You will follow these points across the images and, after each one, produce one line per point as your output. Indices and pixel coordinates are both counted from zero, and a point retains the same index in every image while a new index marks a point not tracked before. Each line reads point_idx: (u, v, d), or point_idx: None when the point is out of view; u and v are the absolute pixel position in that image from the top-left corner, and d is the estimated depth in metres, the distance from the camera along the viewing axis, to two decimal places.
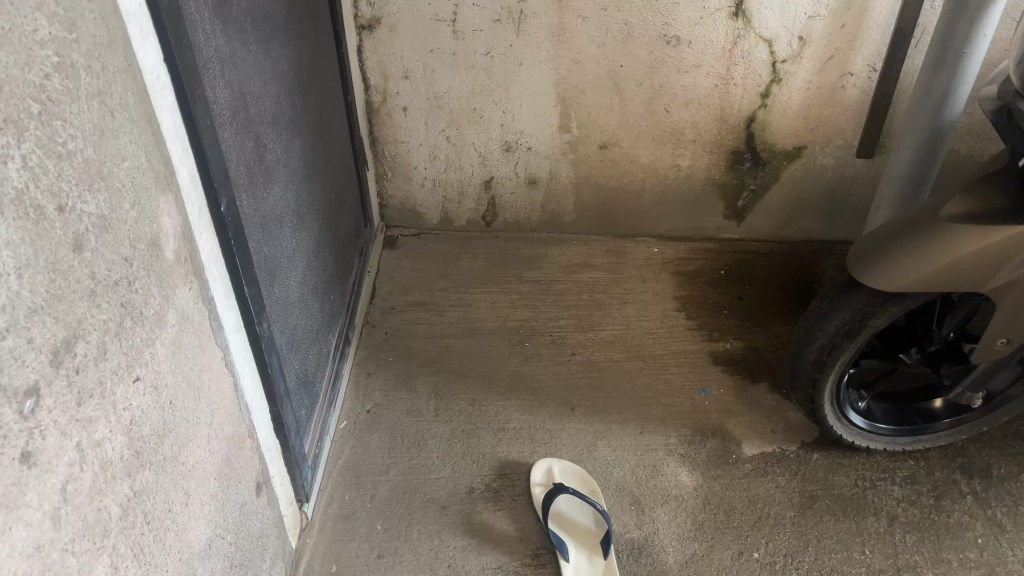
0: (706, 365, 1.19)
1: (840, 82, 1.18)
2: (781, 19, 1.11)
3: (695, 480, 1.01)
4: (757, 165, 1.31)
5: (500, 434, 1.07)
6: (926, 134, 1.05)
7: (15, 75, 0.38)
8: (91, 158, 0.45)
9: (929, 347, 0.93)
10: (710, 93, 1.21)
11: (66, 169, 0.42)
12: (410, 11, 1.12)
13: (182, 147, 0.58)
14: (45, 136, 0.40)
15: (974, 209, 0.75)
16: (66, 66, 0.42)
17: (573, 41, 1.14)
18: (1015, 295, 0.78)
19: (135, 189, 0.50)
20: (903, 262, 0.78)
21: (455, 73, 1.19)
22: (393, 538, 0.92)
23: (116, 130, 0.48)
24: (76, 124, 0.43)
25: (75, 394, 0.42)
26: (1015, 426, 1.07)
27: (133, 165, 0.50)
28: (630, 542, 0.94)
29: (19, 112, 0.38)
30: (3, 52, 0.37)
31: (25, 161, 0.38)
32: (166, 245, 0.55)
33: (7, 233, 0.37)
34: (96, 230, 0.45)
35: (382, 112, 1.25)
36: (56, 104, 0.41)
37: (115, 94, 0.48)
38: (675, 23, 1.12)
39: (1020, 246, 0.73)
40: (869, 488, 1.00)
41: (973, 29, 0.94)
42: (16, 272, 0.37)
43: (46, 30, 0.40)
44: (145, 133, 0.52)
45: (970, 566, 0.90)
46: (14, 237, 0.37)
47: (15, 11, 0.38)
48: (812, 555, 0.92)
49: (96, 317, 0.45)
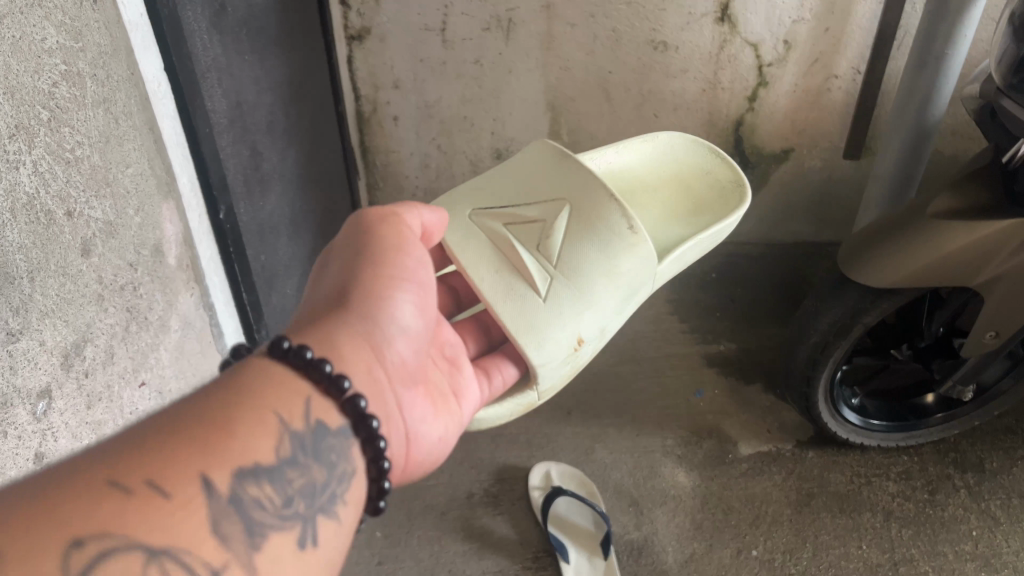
0: (700, 367, 1.20)
1: (826, 85, 1.21)
2: (766, 24, 1.13)
3: (692, 480, 1.02)
4: (746, 168, 1.33)
5: (497, 440, 1.08)
6: (909, 136, 1.07)
7: (25, 82, 0.44)
8: (97, 164, 0.52)
9: (920, 342, 0.94)
10: (698, 97, 1.23)
11: (73, 175, 0.49)
12: (401, 21, 1.12)
13: (183, 153, 0.64)
14: (54, 143, 0.47)
15: (962, 205, 0.78)
16: (72, 74, 0.49)
17: (562, 49, 1.16)
18: (1000, 291, 0.80)
19: (139, 195, 0.58)
20: (894, 258, 0.80)
21: (446, 82, 1.20)
22: (393, 545, 0.95)
23: (121, 138, 0.55)
24: (83, 132, 0.50)
25: (84, 397, 0.51)
26: (1006, 420, 1.09)
27: (137, 171, 0.57)
28: (629, 543, 0.95)
29: (30, 119, 0.45)
30: (16, 61, 0.43)
31: (36, 166, 0.45)
32: (168, 251, 0.63)
33: (21, 239, 0.44)
34: (102, 235, 0.53)
35: (373, 121, 1.26)
36: (65, 111, 0.48)
37: (119, 102, 0.55)
38: (662, 29, 1.13)
39: (1003, 242, 0.76)
40: (864, 484, 1.01)
41: (952, 31, 0.96)
42: (29, 276, 0.44)
43: (53, 38, 0.47)
44: (148, 140, 0.59)
45: (965, 558, 0.92)
46: (27, 242, 0.44)
47: (25, 20, 0.44)
48: (810, 552, 0.93)
49: (103, 320, 0.53)
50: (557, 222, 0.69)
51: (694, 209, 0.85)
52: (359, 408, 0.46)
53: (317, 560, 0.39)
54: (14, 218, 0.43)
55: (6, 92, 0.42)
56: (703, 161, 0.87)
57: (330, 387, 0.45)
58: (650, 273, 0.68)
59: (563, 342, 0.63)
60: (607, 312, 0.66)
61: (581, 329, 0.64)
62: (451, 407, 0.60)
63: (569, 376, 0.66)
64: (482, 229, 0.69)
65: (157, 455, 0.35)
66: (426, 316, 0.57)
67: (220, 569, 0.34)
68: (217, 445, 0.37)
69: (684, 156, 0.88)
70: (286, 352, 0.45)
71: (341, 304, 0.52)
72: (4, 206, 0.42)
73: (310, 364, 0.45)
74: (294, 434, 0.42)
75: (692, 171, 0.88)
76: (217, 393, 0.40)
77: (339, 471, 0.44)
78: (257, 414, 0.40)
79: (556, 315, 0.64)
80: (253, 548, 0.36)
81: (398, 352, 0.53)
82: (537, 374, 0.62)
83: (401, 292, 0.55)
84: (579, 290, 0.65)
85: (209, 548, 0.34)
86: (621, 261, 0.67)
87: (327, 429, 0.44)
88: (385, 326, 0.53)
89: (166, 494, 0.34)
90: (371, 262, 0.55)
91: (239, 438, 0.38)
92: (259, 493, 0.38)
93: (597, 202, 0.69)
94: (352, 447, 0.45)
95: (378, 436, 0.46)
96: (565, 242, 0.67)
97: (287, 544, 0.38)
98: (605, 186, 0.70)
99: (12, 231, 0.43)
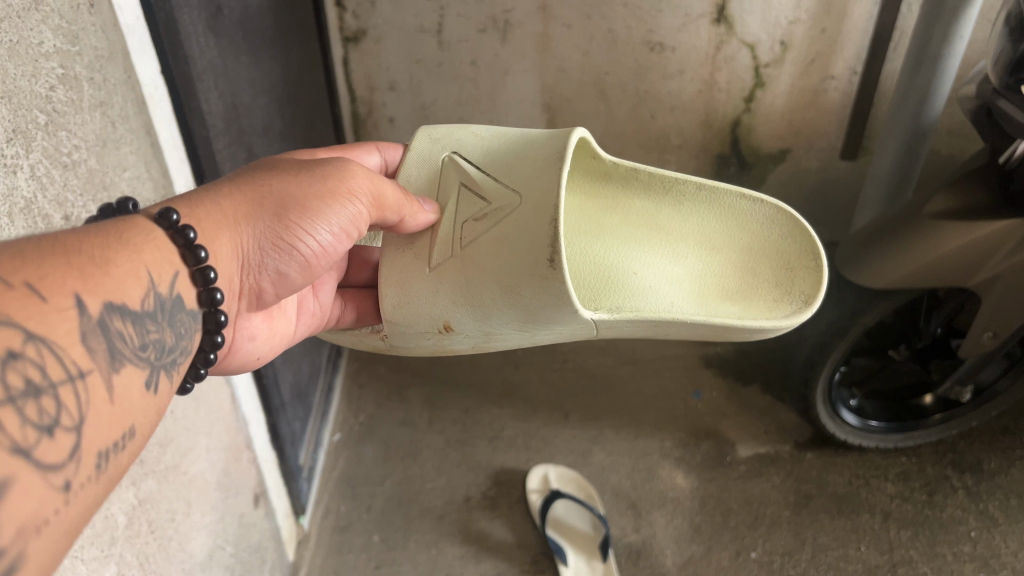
0: (697, 368, 1.19)
1: (822, 86, 1.21)
2: (763, 25, 1.13)
3: (691, 483, 1.02)
4: (743, 168, 1.32)
5: (494, 443, 1.07)
6: (905, 137, 1.08)
7: (22, 86, 0.44)
8: (94, 168, 0.51)
9: (918, 343, 0.93)
10: (694, 99, 1.23)
11: (70, 179, 0.48)
12: (396, 22, 1.12)
13: (179, 157, 0.63)
14: (51, 147, 0.46)
15: (960, 205, 0.78)
16: (69, 78, 0.48)
17: (558, 49, 1.15)
18: (998, 291, 0.80)
19: (137, 199, 0.57)
20: (893, 260, 0.80)
21: (442, 83, 1.19)
22: (390, 549, 0.95)
23: (117, 141, 0.54)
24: (79, 135, 0.50)
25: None
26: (1006, 420, 1.08)
27: (134, 175, 0.57)
28: (628, 546, 0.95)
29: (27, 123, 0.44)
30: (13, 65, 0.43)
31: (33, 170, 0.44)
32: None
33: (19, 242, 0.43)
34: None
35: (369, 123, 1.25)
36: (61, 115, 0.48)
37: (116, 105, 0.54)
38: (658, 30, 1.13)
39: (1001, 240, 0.76)
40: (862, 485, 1.01)
41: (948, 32, 0.96)
42: None
43: (50, 42, 0.47)
44: (145, 144, 0.58)
45: (964, 560, 0.92)
46: None
47: (22, 25, 0.44)
48: (809, 554, 0.93)
49: None
50: (495, 211, 0.62)
51: (746, 293, 0.72)
52: (213, 302, 0.47)
53: (156, 403, 0.40)
54: (12, 222, 0.43)
55: (3, 97, 0.42)
56: (791, 251, 0.73)
57: (197, 274, 0.46)
58: (561, 312, 0.59)
59: (427, 320, 0.62)
60: (487, 321, 0.61)
61: (450, 317, 0.62)
62: (290, 326, 0.63)
63: (433, 349, 0.66)
64: (436, 180, 0.66)
65: (45, 263, 0.35)
66: (332, 254, 0.56)
67: (85, 373, 0.35)
68: (92, 275, 0.38)
69: (779, 242, 0.74)
70: (172, 227, 0.45)
71: (239, 188, 0.51)
72: (2, 211, 0.42)
73: (184, 244, 0.45)
74: (159, 296, 0.43)
75: (773, 255, 0.74)
76: (93, 235, 0.40)
77: (182, 345, 0.45)
78: (129, 265, 0.41)
79: (429, 293, 0.61)
80: (113, 366, 0.37)
81: (274, 265, 0.53)
82: (389, 329, 0.63)
83: (317, 224, 0.53)
84: (466, 285, 0.61)
85: (78, 351, 0.34)
86: (522, 285, 0.58)
87: (183, 306, 0.45)
88: (277, 248, 0.52)
89: (44, 298, 0.34)
90: (306, 181, 0.53)
91: (114, 279, 0.39)
92: (123, 328, 0.38)
93: (537, 225, 0.58)
94: (196, 329, 0.47)
95: (219, 332, 0.48)
96: (486, 236, 0.61)
97: (138, 379, 0.39)
98: (558, 209, 0.57)
99: (10, 234, 0.42)
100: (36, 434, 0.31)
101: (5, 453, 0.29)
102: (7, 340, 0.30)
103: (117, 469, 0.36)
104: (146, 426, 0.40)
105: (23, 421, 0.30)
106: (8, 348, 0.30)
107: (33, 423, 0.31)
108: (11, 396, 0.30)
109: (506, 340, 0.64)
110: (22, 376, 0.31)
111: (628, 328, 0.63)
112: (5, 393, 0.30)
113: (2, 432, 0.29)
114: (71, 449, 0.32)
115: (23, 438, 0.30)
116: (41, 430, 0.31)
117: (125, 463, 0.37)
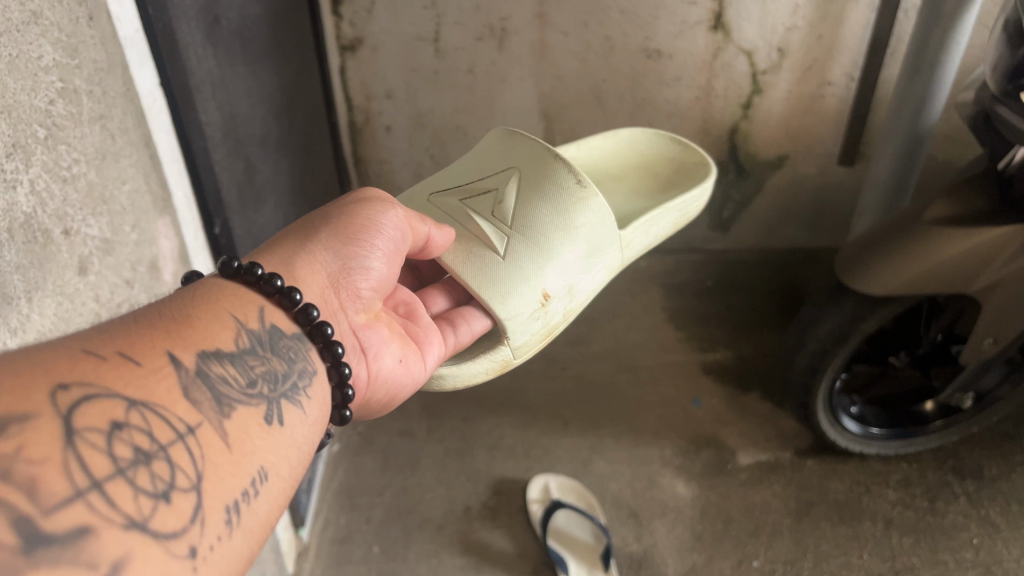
0: (696, 376, 1.19)
1: (819, 92, 1.21)
2: (760, 32, 1.14)
3: (692, 492, 1.02)
4: (740, 176, 1.32)
5: (494, 451, 1.07)
6: (901, 144, 1.08)
7: (22, 100, 0.43)
8: (93, 182, 0.51)
9: (918, 349, 0.94)
10: (691, 105, 1.23)
11: (70, 193, 0.48)
12: (391, 31, 1.12)
13: (178, 169, 0.63)
14: (51, 161, 0.46)
15: (957, 212, 0.79)
16: (68, 91, 0.48)
17: (554, 58, 1.16)
18: (1000, 296, 0.80)
19: (136, 212, 0.57)
20: (888, 266, 0.80)
21: (440, 92, 1.19)
22: (390, 560, 0.94)
23: (117, 154, 0.54)
24: (79, 149, 0.49)
25: None
26: (1004, 426, 1.08)
27: (134, 188, 0.56)
28: (629, 555, 0.94)
29: (27, 137, 0.44)
30: (12, 78, 0.42)
31: (32, 185, 0.44)
32: (163, 267, 0.61)
33: (18, 258, 0.43)
34: (99, 253, 0.52)
35: (365, 132, 1.24)
36: (61, 128, 0.47)
37: (115, 119, 0.54)
38: (654, 36, 1.13)
39: (997, 248, 0.76)
40: (864, 493, 1.01)
41: (945, 37, 0.97)
42: (25, 296, 0.43)
43: (49, 56, 0.46)
44: (144, 156, 0.58)
45: (966, 566, 0.91)
46: (24, 261, 0.43)
47: (22, 38, 0.43)
48: (811, 561, 0.93)
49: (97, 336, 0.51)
50: (507, 188, 0.66)
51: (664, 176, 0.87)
52: (311, 318, 0.46)
53: (282, 437, 0.39)
54: (11, 238, 0.42)
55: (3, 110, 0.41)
56: (668, 150, 0.88)
57: (283, 298, 0.46)
58: (608, 229, 0.66)
59: (529, 298, 0.60)
60: (572, 271, 0.63)
61: (545, 283, 0.61)
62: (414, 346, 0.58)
63: (543, 334, 0.63)
64: (438, 209, 0.67)
65: (128, 340, 0.35)
66: (402, 249, 0.57)
67: (194, 428, 0.34)
68: (179, 334, 0.38)
69: (658, 151, 0.89)
70: (238, 271, 0.45)
71: (293, 237, 0.53)
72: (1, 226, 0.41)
73: (260, 278, 0.45)
74: (252, 333, 0.42)
75: (663, 162, 0.88)
76: (170, 301, 0.41)
77: (299, 367, 0.44)
78: (211, 315, 0.41)
79: (517, 273, 0.61)
80: (222, 414, 0.36)
81: (357, 269, 0.53)
82: (506, 328, 0.60)
83: (370, 224, 0.55)
84: (537, 243, 0.62)
85: (182, 408, 0.34)
86: (575, 215, 0.64)
87: (282, 333, 0.45)
88: (355, 252, 0.53)
89: (138, 363, 0.34)
90: (340, 208, 0.56)
91: (200, 332, 0.39)
92: (223, 373, 0.38)
93: (548, 168, 0.66)
94: (310, 350, 0.46)
95: (335, 343, 0.47)
96: (517, 203, 0.64)
97: (253, 418, 0.38)
98: (551, 148, 0.67)
99: (8, 251, 0.42)
100: (152, 503, 0.29)
101: (120, 531, 0.28)
102: (110, 412, 0.30)
103: (253, 518, 0.35)
104: (282, 462, 0.39)
105: (136, 492, 0.29)
106: (110, 421, 0.30)
107: (146, 492, 0.29)
108: (120, 467, 0.29)
109: (587, 291, 0.65)
110: (129, 445, 0.30)
111: (637, 239, 0.71)
112: (112, 466, 0.29)
113: (114, 509, 0.28)
114: (193, 511, 0.31)
115: (138, 511, 0.29)
116: (157, 497, 0.30)
117: (262, 509, 0.36)
